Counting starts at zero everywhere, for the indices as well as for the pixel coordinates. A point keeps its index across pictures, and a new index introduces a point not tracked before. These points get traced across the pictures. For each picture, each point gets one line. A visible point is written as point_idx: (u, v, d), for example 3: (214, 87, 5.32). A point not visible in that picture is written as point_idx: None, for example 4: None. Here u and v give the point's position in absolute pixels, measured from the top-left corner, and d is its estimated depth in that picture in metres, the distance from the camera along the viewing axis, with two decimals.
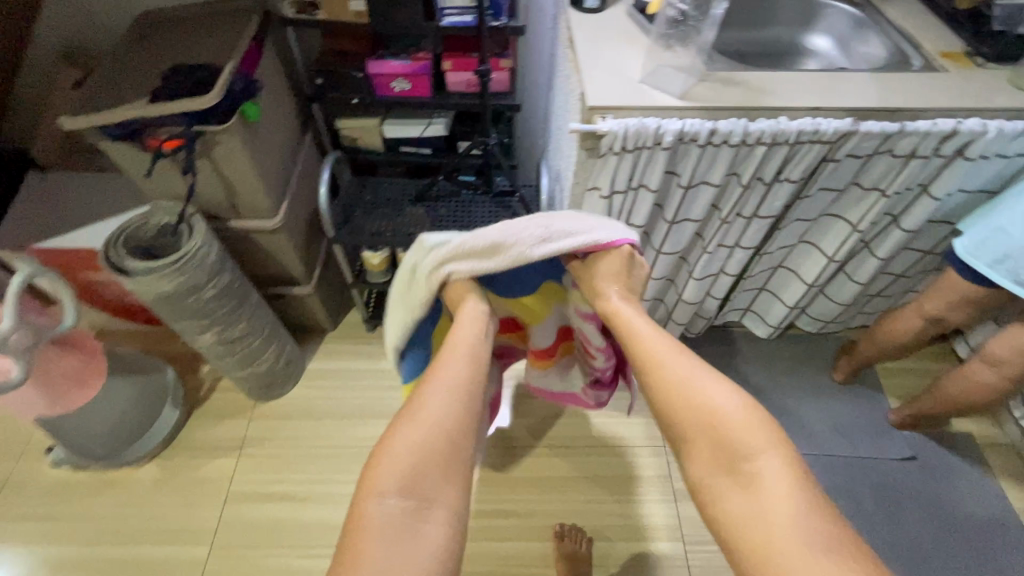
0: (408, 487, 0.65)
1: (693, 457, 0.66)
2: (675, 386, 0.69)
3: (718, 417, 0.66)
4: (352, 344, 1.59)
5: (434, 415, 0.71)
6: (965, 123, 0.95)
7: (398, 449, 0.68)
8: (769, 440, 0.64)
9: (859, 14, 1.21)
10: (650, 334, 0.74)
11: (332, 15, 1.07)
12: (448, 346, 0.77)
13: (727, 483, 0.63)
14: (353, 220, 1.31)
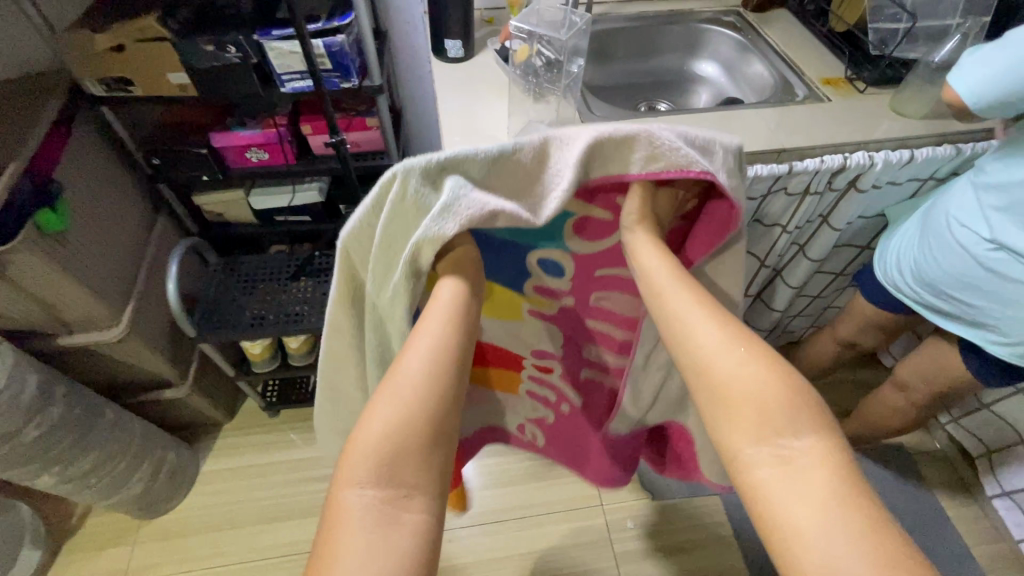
0: (380, 480, 0.46)
1: (726, 431, 0.49)
2: (712, 349, 0.52)
3: (761, 391, 0.49)
4: (255, 435, 1.42)
5: (419, 391, 0.49)
6: (852, 157, 0.91)
7: (374, 428, 0.47)
8: (816, 424, 0.47)
9: (743, 40, 1.15)
10: (673, 282, 0.55)
11: (152, 91, 0.92)
12: (429, 313, 0.54)
13: (768, 462, 0.46)
14: (222, 308, 1.15)
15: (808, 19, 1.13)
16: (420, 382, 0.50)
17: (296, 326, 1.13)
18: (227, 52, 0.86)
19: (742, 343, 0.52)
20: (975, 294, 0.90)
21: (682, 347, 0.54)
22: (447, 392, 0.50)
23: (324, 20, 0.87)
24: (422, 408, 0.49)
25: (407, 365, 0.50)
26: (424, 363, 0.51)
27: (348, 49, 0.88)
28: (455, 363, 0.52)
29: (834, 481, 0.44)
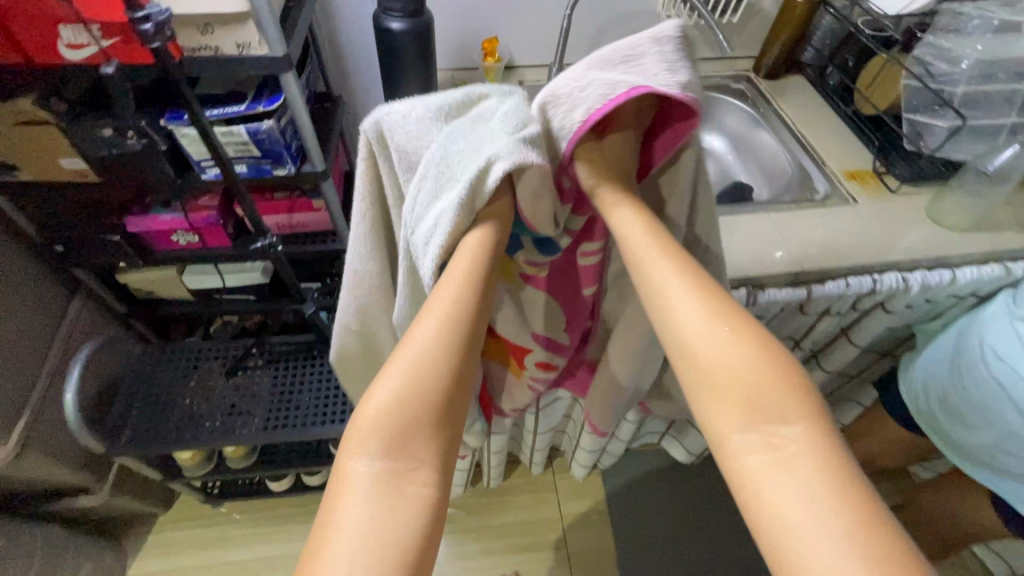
0: (393, 455, 0.39)
1: (707, 412, 0.39)
2: (695, 323, 0.42)
3: (751, 369, 0.39)
4: (194, 528, 1.26)
5: (442, 363, 0.42)
6: (882, 280, 0.76)
7: (381, 400, 0.40)
8: (809, 405, 0.37)
9: (754, 114, 1.00)
10: (650, 249, 0.45)
11: (42, 174, 0.76)
12: (449, 274, 0.46)
13: (754, 449, 0.37)
14: (137, 412, 0.97)
15: (829, 93, 0.99)
16: (437, 351, 0.42)
17: (227, 437, 0.97)
18: (127, 138, 0.70)
19: (727, 317, 0.41)
20: (1002, 437, 0.76)
21: (659, 322, 0.44)
22: (464, 365, 0.43)
23: (248, 102, 0.71)
24: (435, 387, 0.41)
25: (415, 339, 0.43)
26: (439, 326, 0.43)
27: (279, 135, 0.73)
28: (470, 333, 0.44)
29: (824, 468, 0.34)
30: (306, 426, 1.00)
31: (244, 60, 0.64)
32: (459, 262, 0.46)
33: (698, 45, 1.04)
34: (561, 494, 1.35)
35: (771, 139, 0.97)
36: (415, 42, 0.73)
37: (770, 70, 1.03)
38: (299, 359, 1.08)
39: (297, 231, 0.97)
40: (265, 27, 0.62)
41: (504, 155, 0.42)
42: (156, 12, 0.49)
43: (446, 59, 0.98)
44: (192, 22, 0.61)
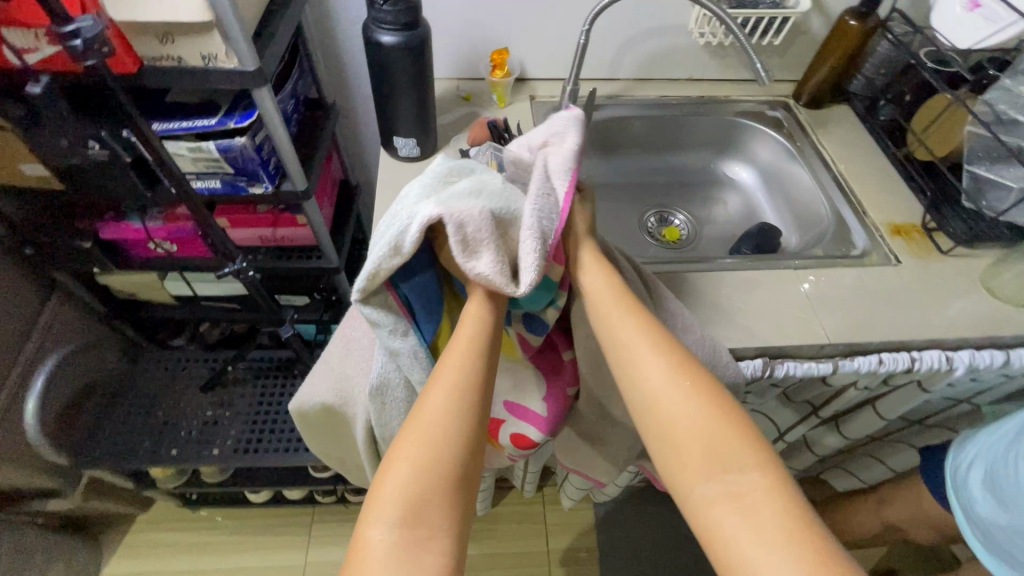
0: (414, 525, 0.39)
1: (678, 470, 0.43)
2: (662, 384, 0.45)
3: (710, 429, 0.43)
4: (171, 531, 1.23)
5: (457, 426, 0.43)
6: (922, 360, 0.65)
7: (399, 472, 0.40)
8: (762, 456, 0.42)
9: (790, 148, 0.89)
10: (618, 310, 0.49)
11: (3, 177, 0.70)
12: (456, 340, 0.46)
13: (721, 502, 0.41)
14: (106, 425, 0.95)
15: (877, 130, 0.88)
16: (452, 414, 0.43)
17: (197, 458, 0.93)
18: (89, 148, 0.64)
19: (688, 375, 0.46)
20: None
21: (626, 378, 0.47)
22: (478, 426, 0.43)
23: (220, 116, 0.64)
24: (451, 452, 0.41)
25: (428, 402, 0.43)
26: (449, 391, 0.44)
27: (253, 153, 0.66)
28: (481, 394, 0.44)
29: (780, 515, 0.39)
30: (278, 452, 0.95)
31: (209, 73, 0.57)
32: (463, 331, 0.47)
33: (733, 64, 0.94)
34: (550, 528, 1.28)
35: (806, 179, 0.86)
36: (409, 57, 0.66)
37: (813, 97, 0.92)
38: (278, 378, 1.04)
39: (282, 245, 0.90)
40: (232, 38, 0.55)
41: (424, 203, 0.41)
42: (85, 28, 0.43)
43: (453, 67, 0.90)
44: (148, 30, 0.53)
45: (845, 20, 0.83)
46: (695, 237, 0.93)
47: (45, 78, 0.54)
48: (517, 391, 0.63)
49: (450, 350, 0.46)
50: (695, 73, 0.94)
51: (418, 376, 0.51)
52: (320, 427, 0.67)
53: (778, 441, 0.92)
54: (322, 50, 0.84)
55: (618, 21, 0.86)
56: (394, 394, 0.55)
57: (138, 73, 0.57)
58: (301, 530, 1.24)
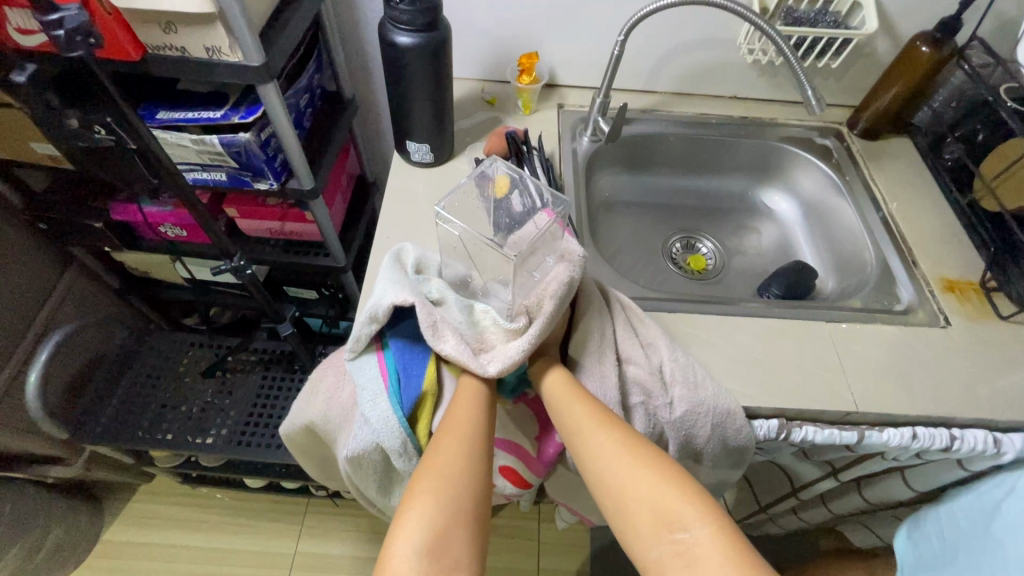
0: (438, 558, 0.39)
1: (628, 535, 0.43)
2: (609, 458, 0.45)
3: (654, 492, 0.42)
4: (170, 504, 1.25)
5: (471, 464, 0.44)
6: (965, 442, 0.57)
7: (419, 510, 0.41)
8: (709, 514, 0.41)
9: (836, 181, 0.82)
10: (570, 401, 0.49)
11: (17, 152, 0.70)
12: (463, 393, 0.49)
13: (670, 564, 0.40)
14: (105, 404, 0.96)
15: (939, 170, 0.79)
16: (467, 454, 0.45)
17: (192, 444, 0.93)
18: (95, 134, 0.57)
19: (632, 449, 0.45)
20: None
21: (577, 456, 0.47)
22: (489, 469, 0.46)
23: (226, 110, 0.62)
24: (468, 490, 0.43)
25: (440, 446, 0.45)
26: (458, 436, 0.46)
27: (258, 150, 0.63)
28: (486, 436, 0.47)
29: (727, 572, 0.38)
30: (271, 448, 0.94)
31: (215, 66, 0.55)
32: (467, 386, 0.50)
33: (783, 84, 0.86)
34: (544, 547, 1.25)
35: (852, 217, 0.79)
36: (426, 60, 0.62)
37: (870, 127, 0.83)
38: (281, 371, 1.04)
39: (291, 239, 0.88)
40: (236, 32, 0.52)
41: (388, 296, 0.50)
42: (68, 17, 0.40)
43: (479, 68, 0.85)
44: (152, 18, 0.51)
45: (916, 45, 0.74)
46: (723, 269, 0.86)
47: (32, 66, 0.50)
48: (506, 427, 0.60)
49: (455, 403, 0.49)
50: (740, 90, 0.87)
51: (392, 445, 0.52)
52: (304, 445, 0.65)
53: (791, 495, 0.86)
54: (346, 42, 0.81)
55: (659, 30, 0.80)
56: (371, 451, 0.54)
57: (143, 62, 0.55)
58: (295, 519, 1.24)
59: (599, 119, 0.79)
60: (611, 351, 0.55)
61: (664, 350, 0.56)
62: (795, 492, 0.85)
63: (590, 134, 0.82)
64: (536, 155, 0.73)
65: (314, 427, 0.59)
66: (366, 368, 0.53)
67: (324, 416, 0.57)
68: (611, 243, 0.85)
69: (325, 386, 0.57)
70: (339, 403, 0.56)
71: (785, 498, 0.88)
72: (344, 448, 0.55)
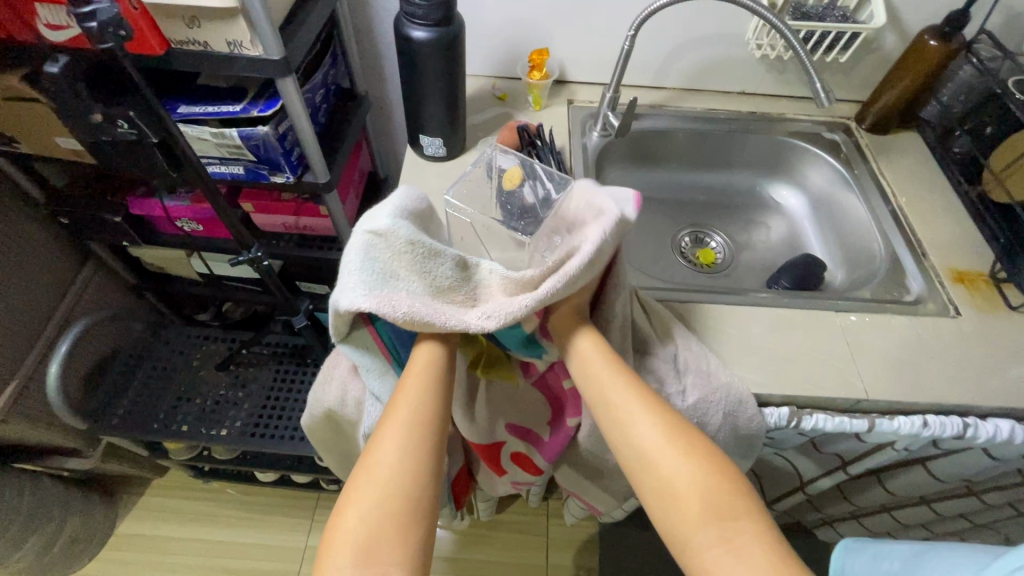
0: (369, 562, 0.37)
1: (672, 519, 0.41)
2: (654, 441, 0.44)
3: (703, 480, 0.41)
4: (183, 498, 1.26)
5: (408, 459, 0.41)
6: (978, 429, 0.58)
7: (353, 513, 0.39)
8: (753, 505, 0.41)
9: (845, 175, 0.82)
10: (609, 376, 0.47)
11: (41, 148, 0.72)
12: (409, 379, 0.46)
13: (715, 550, 0.39)
14: (122, 397, 0.98)
15: (948, 163, 0.80)
16: (404, 448, 0.42)
17: (206, 436, 0.95)
18: (117, 128, 0.59)
19: (682, 434, 0.44)
20: None
21: (622, 443, 0.45)
22: (433, 462, 0.42)
23: (245, 103, 0.63)
24: (403, 487, 0.40)
25: (378, 441, 0.43)
26: (395, 428, 0.43)
27: (275, 143, 0.65)
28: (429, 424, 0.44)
29: (774, 560, 0.38)
30: (284, 440, 0.96)
31: (236, 60, 0.56)
32: (413, 371, 0.46)
33: (791, 80, 0.87)
34: (552, 542, 1.25)
35: (862, 211, 0.79)
36: (440, 55, 0.63)
37: (878, 121, 0.84)
38: (293, 365, 1.05)
39: (304, 233, 0.89)
40: (257, 26, 0.53)
41: (363, 294, 0.42)
42: (101, 9, 0.41)
43: (490, 65, 0.86)
44: (175, 13, 0.52)
45: (924, 39, 0.75)
46: (732, 263, 0.87)
47: (64, 58, 0.53)
48: (518, 412, 0.60)
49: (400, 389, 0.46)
50: (747, 86, 0.88)
51: None
52: (321, 433, 0.65)
53: (800, 489, 0.86)
54: (360, 39, 0.83)
55: (669, 27, 0.81)
56: None
57: (165, 55, 0.56)
58: (306, 513, 1.25)
59: (608, 114, 0.80)
60: (628, 334, 0.54)
61: (679, 340, 0.57)
62: (804, 486, 0.85)
63: (600, 129, 0.83)
64: (547, 148, 0.74)
65: (331, 414, 0.60)
66: (365, 351, 0.51)
67: (342, 402, 0.58)
68: (621, 238, 0.86)
69: (340, 374, 0.57)
70: (355, 388, 0.57)
71: (794, 491, 0.88)
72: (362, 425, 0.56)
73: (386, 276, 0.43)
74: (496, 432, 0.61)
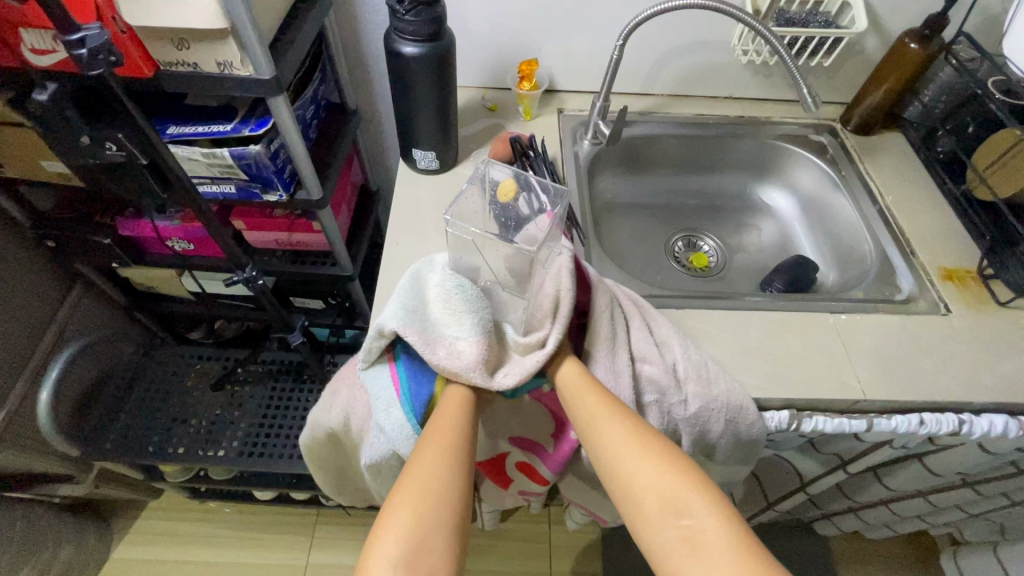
0: (415, 567, 0.37)
1: (638, 522, 0.41)
2: (618, 447, 0.44)
3: (660, 480, 0.42)
4: (178, 520, 1.24)
5: (450, 473, 0.43)
6: (974, 425, 0.59)
7: (395, 519, 0.40)
8: (713, 497, 0.40)
9: (833, 176, 0.84)
10: (578, 391, 0.49)
11: (26, 171, 0.71)
12: (444, 407, 0.48)
13: (679, 549, 0.39)
14: (114, 421, 0.96)
15: (932, 163, 0.81)
16: (448, 466, 0.44)
17: (203, 458, 0.94)
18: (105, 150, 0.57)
19: (640, 439, 0.44)
20: None
21: (592, 455, 0.46)
22: (472, 480, 0.44)
23: (236, 123, 0.63)
24: (446, 498, 0.42)
25: (419, 458, 0.44)
26: (436, 445, 0.45)
27: (268, 162, 0.65)
28: (467, 443, 0.46)
29: (733, 553, 0.37)
30: (283, 459, 0.95)
31: (226, 80, 0.56)
32: (450, 401, 0.49)
33: (777, 84, 0.88)
34: (555, 549, 1.25)
35: (850, 211, 0.80)
36: (431, 70, 0.63)
37: (863, 122, 0.86)
38: (289, 381, 1.04)
39: (297, 249, 0.88)
40: (248, 46, 0.53)
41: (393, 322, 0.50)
42: (91, 35, 0.41)
43: (480, 76, 0.87)
44: (164, 35, 0.52)
45: (905, 42, 0.77)
46: (725, 266, 0.88)
47: (52, 85, 0.49)
48: (520, 427, 0.60)
49: (438, 415, 0.48)
50: (734, 91, 0.89)
51: (409, 449, 0.53)
52: (324, 456, 0.65)
53: (800, 487, 0.87)
54: (349, 53, 0.83)
55: (656, 35, 0.81)
56: (391, 459, 0.56)
57: (154, 77, 0.56)
58: (305, 530, 1.24)
59: (599, 123, 0.81)
60: (621, 346, 0.56)
61: (678, 346, 0.57)
62: (804, 485, 0.86)
63: (590, 137, 0.83)
64: (540, 159, 0.75)
65: (333, 435, 0.60)
66: (377, 384, 0.54)
67: (344, 425, 0.58)
68: (615, 244, 0.87)
69: (342, 399, 0.57)
70: (357, 411, 0.57)
71: (794, 490, 0.89)
72: (365, 455, 0.57)
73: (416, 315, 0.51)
74: (498, 445, 0.62)
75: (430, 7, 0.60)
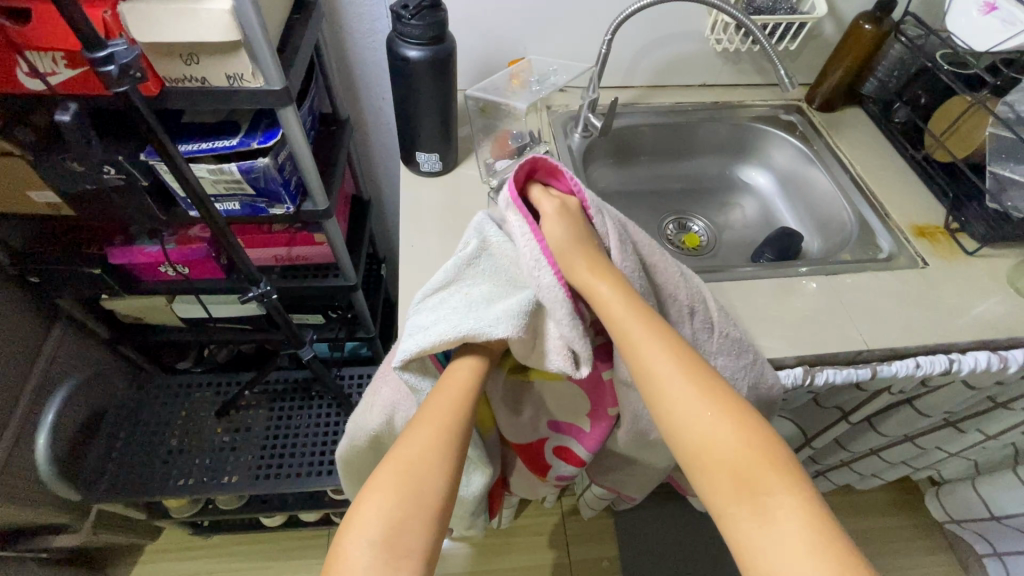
0: (394, 543, 0.39)
1: (709, 492, 0.43)
2: (694, 415, 0.45)
3: (740, 457, 0.42)
4: (181, 561, 1.19)
5: (443, 458, 0.44)
6: (963, 361, 0.65)
7: (382, 499, 0.41)
8: (790, 480, 0.41)
9: (807, 151, 0.90)
10: (643, 344, 0.49)
11: (14, 204, 0.68)
12: (446, 386, 0.48)
13: (750, 523, 0.40)
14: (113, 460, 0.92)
15: (892, 133, 0.89)
16: (438, 453, 0.44)
17: (213, 487, 0.91)
18: (104, 175, 0.60)
19: (719, 411, 0.45)
20: None
21: (663, 417, 0.47)
22: (461, 460, 0.45)
23: (241, 137, 0.62)
24: (435, 483, 0.42)
25: (412, 437, 0.45)
26: (435, 428, 0.45)
27: (275, 174, 0.64)
28: (462, 426, 0.46)
29: (805, 533, 0.39)
30: (297, 477, 0.93)
31: (236, 94, 0.55)
32: (452, 383, 0.49)
33: (747, 70, 0.94)
34: (570, 540, 1.26)
35: (826, 182, 0.87)
36: (434, 72, 0.64)
37: (826, 101, 0.92)
38: (294, 400, 1.02)
39: (297, 263, 0.87)
40: (260, 57, 0.53)
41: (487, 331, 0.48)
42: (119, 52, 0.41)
43: (468, 78, 0.88)
44: (172, 51, 0.51)
45: (860, 24, 0.83)
46: (716, 244, 0.93)
47: (74, 107, 0.53)
48: (559, 410, 0.61)
49: (433, 396, 0.48)
50: (707, 78, 0.95)
51: None
52: (361, 466, 0.64)
53: (803, 443, 0.92)
54: (337, 64, 0.83)
55: (634, 29, 0.85)
56: None
57: (161, 94, 0.55)
58: (317, 554, 1.21)
59: (589, 115, 0.84)
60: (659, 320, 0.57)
61: (715, 320, 0.59)
62: (806, 440, 0.92)
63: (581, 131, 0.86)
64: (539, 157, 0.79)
65: (376, 441, 0.60)
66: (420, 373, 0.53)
67: (387, 427, 0.58)
68: None
69: (383, 397, 0.58)
70: (401, 411, 0.57)
71: (798, 447, 0.94)
72: None
73: (500, 315, 0.49)
74: (538, 426, 0.63)
75: (433, 11, 0.61)
